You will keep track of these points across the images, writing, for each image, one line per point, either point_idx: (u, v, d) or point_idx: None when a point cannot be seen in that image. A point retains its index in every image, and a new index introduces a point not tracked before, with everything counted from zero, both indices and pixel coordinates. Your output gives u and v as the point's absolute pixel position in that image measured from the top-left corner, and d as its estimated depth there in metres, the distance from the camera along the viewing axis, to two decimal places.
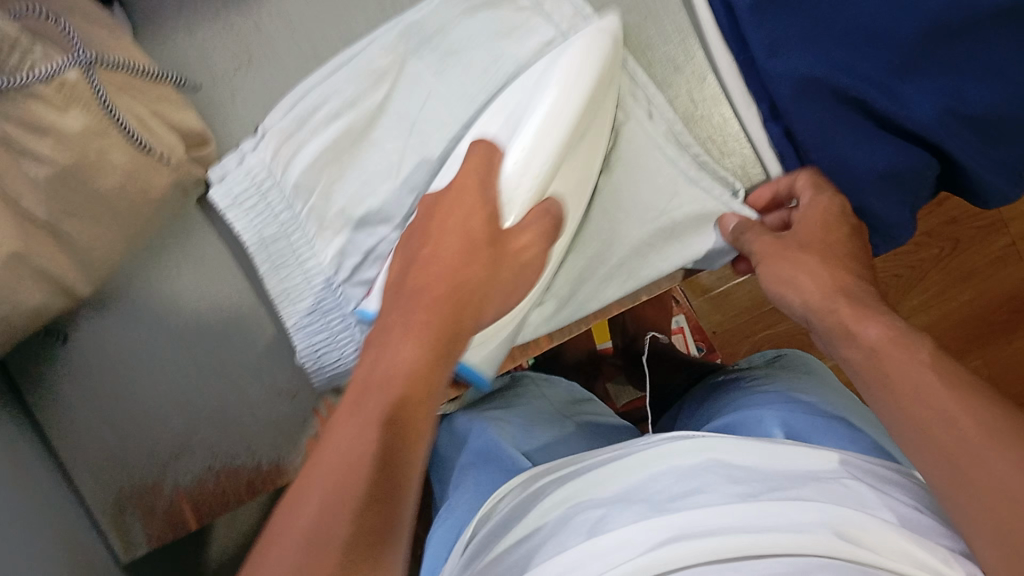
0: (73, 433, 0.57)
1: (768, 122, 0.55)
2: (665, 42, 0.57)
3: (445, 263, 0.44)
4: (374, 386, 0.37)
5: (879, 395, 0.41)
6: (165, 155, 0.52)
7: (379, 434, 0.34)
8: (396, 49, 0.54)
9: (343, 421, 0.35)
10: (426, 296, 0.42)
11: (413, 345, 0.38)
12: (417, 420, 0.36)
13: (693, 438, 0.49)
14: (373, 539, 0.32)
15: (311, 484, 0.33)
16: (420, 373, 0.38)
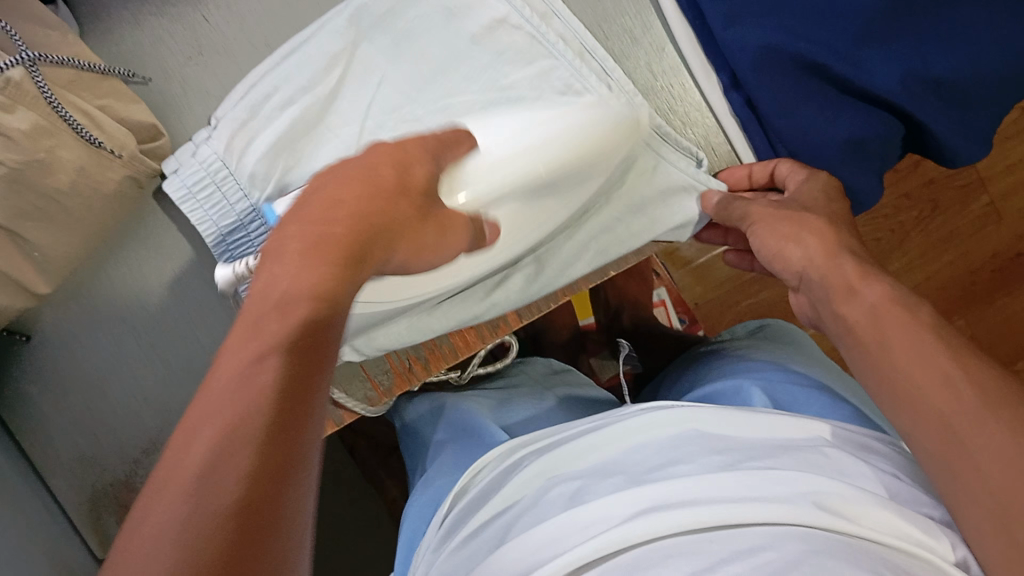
0: (43, 434, 0.56)
1: (729, 92, 0.54)
2: (621, 14, 0.55)
3: (355, 192, 0.36)
4: (269, 311, 0.30)
5: (867, 364, 0.39)
6: (117, 151, 0.51)
7: (281, 361, 0.28)
8: (347, 33, 0.53)
9: (237, 348, 0.28)
10: (334, 223, 0.35)
11: (313, 265, 0.32)
12: (319, 348, 0.29)
13: (673, 407, 0.47)
14: (278, 480, 0.25)
15: (199, 421, 0.26)
16: (320, 293, 0.31)
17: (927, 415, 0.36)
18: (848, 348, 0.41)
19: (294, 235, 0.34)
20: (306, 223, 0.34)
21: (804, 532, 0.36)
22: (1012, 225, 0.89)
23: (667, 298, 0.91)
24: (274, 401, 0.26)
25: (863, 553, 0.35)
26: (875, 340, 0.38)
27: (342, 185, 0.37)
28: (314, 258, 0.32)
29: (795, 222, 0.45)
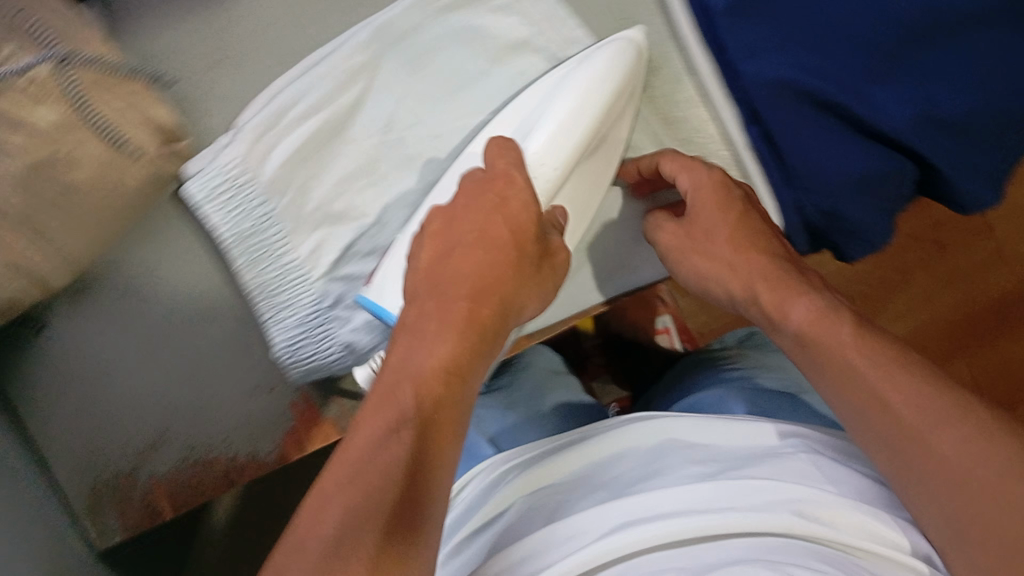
0: (49, 425, 0.58)
1: (748, 125, 0.55)
2: (643, 43, 0.56)
3: (476, 253, 0.44)
4: (405, 379, 0.37)
5: (816, 382, 0.42)
6: (139, 150, 0.51)
7: (411, 434, 0.35)
8: (370, 47, 0.54)
9: (372, 408, 0.36)
10: (464, 270, 0.43)
11: (447, 343, 0.39)
12: (447, 421, 0.37)
13: (654, 418, 0.48)
14: (410, 525, 0.32)
15: (342, 478, 0.33)
16: (452, 374, 0.38)
17: (892, 416, 0.38)
18: (825, 390, 0.41)
19: (433, 307, 0.41)
20: (443, 297, 0.42)
21: (773, 542, 0.37)
22: (1018, 269, 0.89)
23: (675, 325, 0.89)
24: (403, 470, 0.33)
25: (831, 562, 0.36)
26: (822, 354, 0.41)
27: (458, 262, 0.43)
28: (448, 336, 0.39)
29: (705, 254, 0.48)
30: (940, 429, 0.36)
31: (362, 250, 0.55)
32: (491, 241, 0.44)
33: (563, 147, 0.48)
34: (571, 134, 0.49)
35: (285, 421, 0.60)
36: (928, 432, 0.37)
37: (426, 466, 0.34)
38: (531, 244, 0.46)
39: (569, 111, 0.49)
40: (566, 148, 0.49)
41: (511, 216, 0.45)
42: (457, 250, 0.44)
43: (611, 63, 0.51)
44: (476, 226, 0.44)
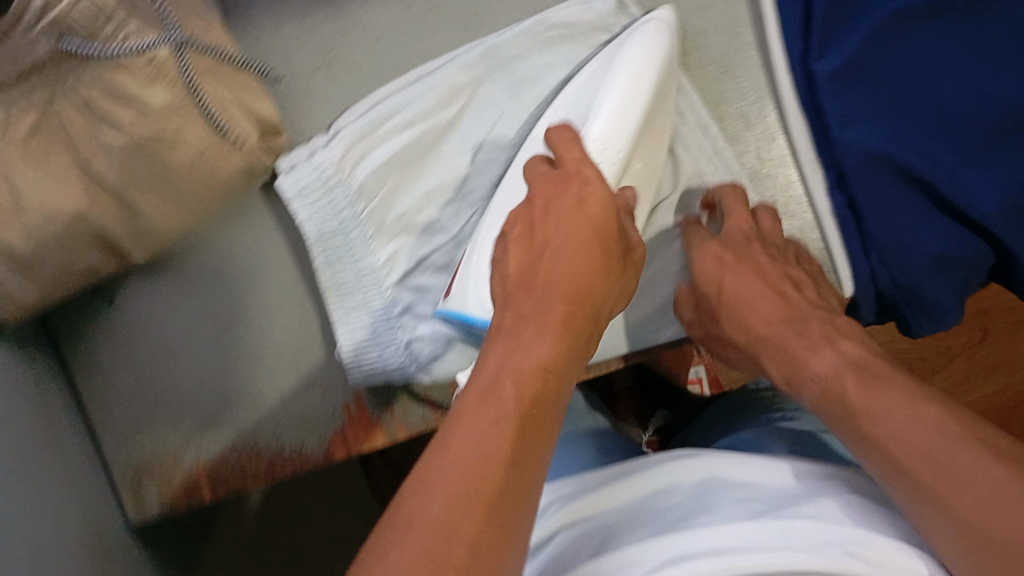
0: (106, 395, 0.59)
1: (834, 193, 0.54)
2: (741, 98, 0.57)
3: (572, 244, 0.41)
4: (505, 374, 0.36)
5: (850, 436, 0.42)
6: (238, 140, 0.53)
7: (510, 432, 0.34)
8: (473, 69, 0.56)
9: (473, 401, 0.35)
10: (558, 261, 0.41)
11: (547, 344, 0.37)
12: (541, 429, 0.35)
13: (697, 456, 0.49)
14: (502, 531, 0.32)
15: (438, 475, 0.32)
16: (551, 378, 0.37)
17: (908, 465, 0.38)
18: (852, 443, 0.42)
19: (535, 298, 0.39)
20: (536, 286, 0.40)
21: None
22: None
23: None
24: (501, 471, 0.33)
25: None
26: (862, 407, 0.41)
27: (553, 255, 0.41)
28: (548, 337, 0.38)
29: (729, 335, 0.51)
30: (963, 471, 0.36)
31: (435, 263, 0.56)
32: (592, 237, 0.41)
33: (629, 129, 0.47)
34: (629, 113, 0.48)
35: (335, 420, 0.60)
36: (949, 475, 0.36)
37: (521, 476, 0.33)
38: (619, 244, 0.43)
39: (620, 103, 0.48)
40: (629, 132, 0.47)
41: (597, 211, 0.42)
42: (555, 241, 0.41)
43: (642, 59, 0.50)
44: (569, 228, 0.42)
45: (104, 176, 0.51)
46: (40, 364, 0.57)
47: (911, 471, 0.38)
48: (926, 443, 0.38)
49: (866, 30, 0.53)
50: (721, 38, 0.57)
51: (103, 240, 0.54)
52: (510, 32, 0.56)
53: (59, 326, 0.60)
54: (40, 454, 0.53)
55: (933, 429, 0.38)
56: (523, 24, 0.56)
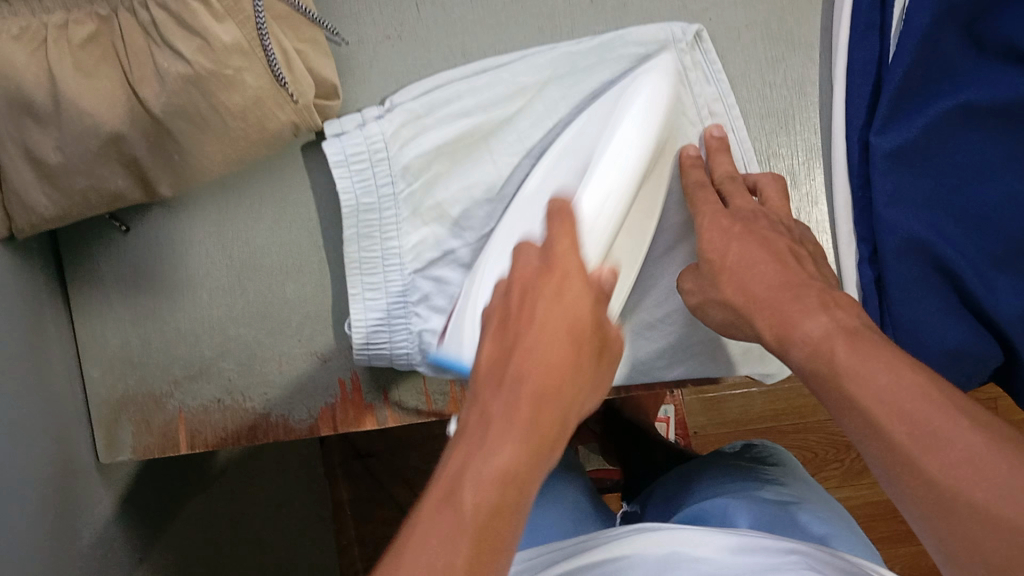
0: (99, 323, 0.58)
1: (864, 263, 0.55)
2: (792, 155, 0.57)
3: (545, 344, 0.38)
4: (465, 485, 0.34)
5: (843, 413, 0.39)
6: (295, 95, 0.52)
7: (464, 549, 0.32)
8: (543, 71, 0.55)
9: (432, 515, 0.33)
10: (535, 351, 0.38)
11: (515, 447, 0.35)
12: (502, 541, 0.34)
13: (652, 531, 0.52)
14: None
15: None
16: (516, 482, 0.34)
17: (880, 421, 0.37)
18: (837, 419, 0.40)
19: (506, 395, 0.37)
20: (510, 383, 0.37)
21: None
22: None
23: (673, 416, 1.01)
24: None
25: None
26: (841, 377, 0.39)
27: (532, 338, 0.38)
28: (514, 439, 0.35)
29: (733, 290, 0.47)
30: (944, 430, 0.35)
31: (459, 258, 0.56)
32: (562, 344, 0.38)
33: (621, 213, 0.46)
34: (625, 188, 0.47)
35: (328, 396, 0.59)
36: (922, 434, 0.35)
37: None
38: (591, 340, 0.40)
39: (613, 164, 0.47)
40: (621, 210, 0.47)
41: (567, 303, 0.39)
42: (530, 331, 0.39)
43: (654, 102, 0.50)
44: (543, 323, 0.39)
45: (147, 102, 0.50)
46: (39, 279, 0.56)
47: (886, 433, 0.37)
48: (901, 402, 0.36)
49: (929, 118, 0.53)
50: (783, 93, 0.57)
51: (135, 166, 0.53)
52: (585, 44, 0.55)
53: (64, 241, 0.57)
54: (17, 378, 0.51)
55: (911, 387, 0.37)
56: (599, 37, 0.55)
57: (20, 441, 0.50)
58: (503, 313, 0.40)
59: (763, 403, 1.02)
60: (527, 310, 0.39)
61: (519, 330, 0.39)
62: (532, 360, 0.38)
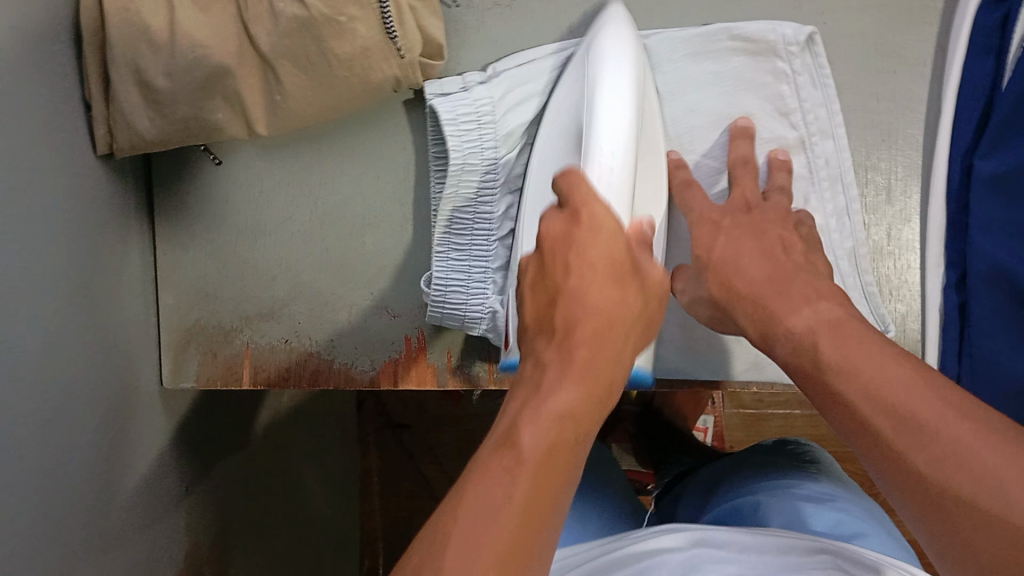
0: (179, 251, 0.60)
1: (950, 289, 0.55)
2: (890, 171, 0.56)
3: (594, 294, 0.38)
4: (525, 422, 0.35)
5: (842, 417, 0.39)
6: (402, 50, 0.53)
7: (524, 478, 0.33)
8: (649, 54, 0.55)
9: (491, 453, 0.34)
10: (589, 296, 0.38)
11: (571, 389, 0.36)
12: (563, 475, 0.34)
13: (682, 535, 0.51)
14: None
15: (447, 528, 0.32)
16: (572, 422, 0.35)
17: (870, 418, 0.37)
18: (841, 428, 0.39)
19: (558, 348, 0.37)
20: (563, 331, 0.38)
21: None
22: None
23: (710, 427, 1.01)
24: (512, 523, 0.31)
25: None
26: (846, 370, 0.39)
27: (582, 289, 0.39)
28: (568, 383, 0.36)
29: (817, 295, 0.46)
30: (928, 424, 0.34)
31: None
32: (605, 283, 0.39)
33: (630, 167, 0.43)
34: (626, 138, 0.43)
35: (393, 349, 0.59)
36: (915, 434, 0.35)
37: (541, 526, 0.32)
38: (635, 277, 0.40)
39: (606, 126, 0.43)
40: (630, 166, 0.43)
41: (607, 241, 0.40)
42: (573, 286, 0.39)
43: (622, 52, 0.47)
44: (587, 269, 0.39)
45: (258, 42, 0.51)
46: (129, 202, 0.57)
47: (876, 431, 0.36)
48: (889, 396, 0.36)
49: None
50: (888, 107, 0.56)
51: (237, 104, 0.53)
52: (689, 30, 0.55)
53: (156, 168, 0.59)
54: (93, 294, 0.53)
55: (900, 383, 0.37)
56: (705, 26, 0.55)
57: (87, 360, 0.51)
58: (540, 269, 0.41)
59: (805, 425, 1.00)
60: (577, 252, 0.40)
61: (564, 283, 0.39)
62: (581, 305, 0.38)
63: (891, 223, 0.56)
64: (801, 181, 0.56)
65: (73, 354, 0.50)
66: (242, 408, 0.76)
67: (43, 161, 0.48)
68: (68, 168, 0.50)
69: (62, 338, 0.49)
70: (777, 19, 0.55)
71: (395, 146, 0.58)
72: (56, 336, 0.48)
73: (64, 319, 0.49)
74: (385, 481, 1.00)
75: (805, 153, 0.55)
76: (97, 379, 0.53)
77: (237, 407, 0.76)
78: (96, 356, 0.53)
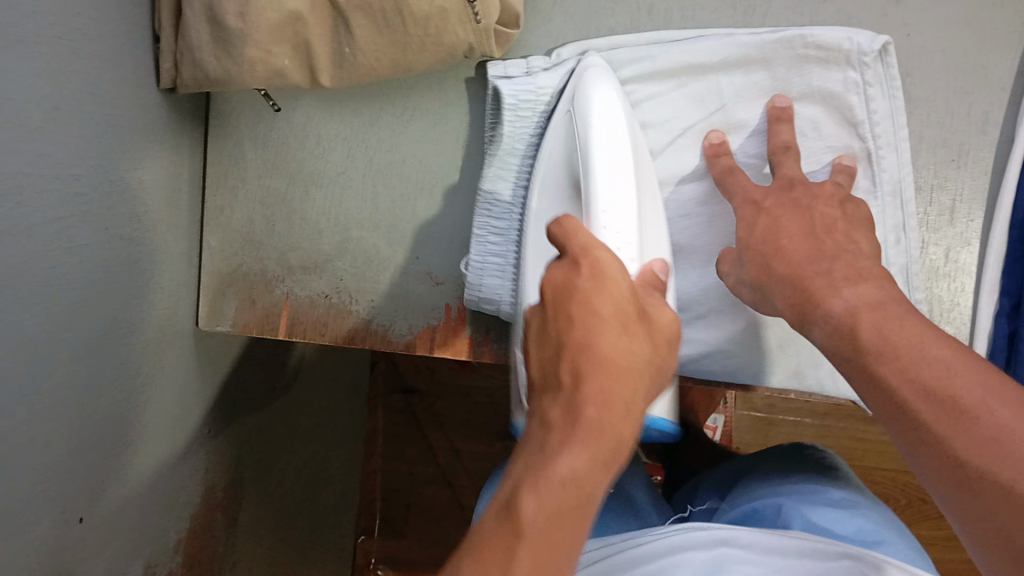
0: (228, 194, 0.60)
1: (1002, 316, 0.54)
2: (956, 192, 0.55)
3: (606, 341, 0.35)
4: (525, 495, 0.31)
5: (877, 401, 0.39)
6: (479, 16, 0.51)
7: (517, 566, 0.30)
8: (725, 53, 0.54)
9: (495, 529, 0.31)
10: (596, 350, 0.34)
11: (574, 453, 0.32)
12: (564, 550, 0.31)
13: (704, 533, 0.50)
14: None
15: None
16: (577, 495, 0.32)
17: (905, 399, 0.37)
18: (875, 403, 0.40)
19: (564, 405, 0.34)
20: (570, 383, 0.34)
21: None
22: None
23: (720, 425, 1.01)
24: None
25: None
26: (888, 351, 0.39)
27: (593, 335, 0.35)
28: (575, 447, 0.32)
29: None
30: (970, 405, 0.35)
31: None
32: (612, 329, 0.35)
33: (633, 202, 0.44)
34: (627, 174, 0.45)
35: (433, 316, 0.58)
36: (952, 414, 0.35)
37: None
38: (643, 323, 0.36)
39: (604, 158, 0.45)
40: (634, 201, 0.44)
41: (614, 289, 0.37)
42: (579, 334, 0.35)
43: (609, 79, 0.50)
44: (594, 317, 0.35)
45: None
46: (184, 141, 0.57)
47: (915, 414, 0.37)
48: (926, 378, 0.37)
49: None
50: (963, 126, 0.55)
51: (304, 50, 0.52)
52: (761, 36, 0.54)
53: (215, 110, 0.59)
54: (139, 227, 0.52)
55: (940, 367, 0.37)
56: (780, 32, 0.54)
57: (126, 293, 0.51)
58: (542, 321, 0.38)
59: (813, 434, 1.00)
60: (587, 296, 0.36)
61: (573, 329, 0.35)
62: (587, 353, 0.34)
63: (946, 244, 0.56)
64: (861, 192, 0.55)
65: (112, 286, 0.49)
66: (262, 360, 0.76)
67: (104, 89, 0.47)
68: (128, 96, 0.50)
69: (103, 265, 0.48)
70: (855, 28, 0.54)
71: (455, 114, 0.58)
72: (99, 265, 0.48)
73: (108, 248, 0.48)
74: (390, 444, 1.00)
75: (870, 166, 0.54)
76: (132, 313, 0.52)
77: (259, 358, 0.75)
78: (136, 290, 0.52)
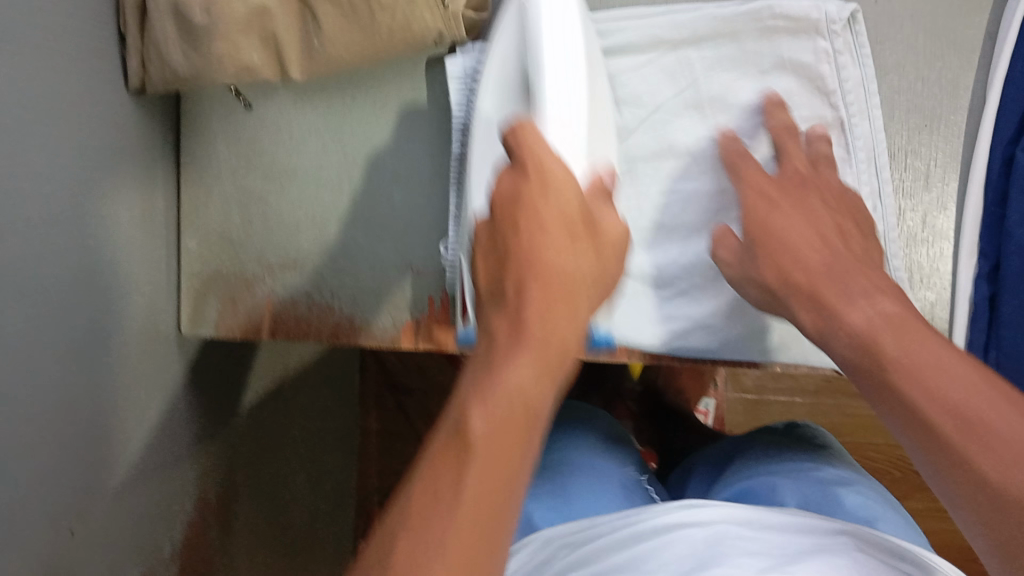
0: (203, 196, 0.59)
1: (981, 280, 0.55)
2: (931, 157, 0.56)
3: (548, 257, 0.38)
4: (473, 397, 0.34)
5: (873, 386, 0.40)
6: (446, 1, 0.51)
7: (470, 460, 0.32)
8: (686, 29, 0.55)
9: (445, 429, 0.34)
10: (540, 273, 0.38)
11: (522, 360, 0.35)
12: (518, 448, 0.33)
13: (697, 510, 0.50)
14: None
15: (396, 518, 0.32)
16: (524, 397, 0.34)
17: (902, 387, 0.38)
18: (866, 384, 0.41)
19: (510, 323, 0.37)
20: (515, 302, 0.37)
21: None
22: None
23: (712, 410, 1.00)
24: (454, 502, 0.31)
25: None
26: (881, 341, 0.40)
27: (539, 248, 0.39)
28: (523, 352, 0.35)
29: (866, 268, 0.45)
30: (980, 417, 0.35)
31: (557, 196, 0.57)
32: (558, 237, 0.39)
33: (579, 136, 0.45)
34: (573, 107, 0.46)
35: (415, 310, 0.57)
36: (947, 405, 0.36)
37: (492, 504, 0.32)
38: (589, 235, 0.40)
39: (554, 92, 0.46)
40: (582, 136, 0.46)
41: (557, 200, 0.40)
42: (524, 249, 0.39)
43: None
44: (537, 234, 0.39)
45: None
46: (156, 143, 0.57)
47: (909, 400, 0.38)
48: (921, 367, 0.38)
49: None
50: (935, 91, 0.55)
51: (271, 43, 0.51)
52: (732, 9, 0.54)
53: (186, 112, 0.59)
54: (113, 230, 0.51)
55: (935, 357, 0.38)
56: (750, 3, 0.54)
57: (103, 296, 0.50)
58: (490, 233, 0.41)
59: (806, 414, 1.00)
60: (531, 211, 0.40)
61: (517, 247, 0.39)
62: (534, 266, 0.38)
63: (923, 209, 0.56)
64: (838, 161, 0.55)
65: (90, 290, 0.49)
66: (246, 364, 0.76)
67: (70, 90, 0.46)
68: (95, 97, 0.49)
69: (79, 269, 0.47)
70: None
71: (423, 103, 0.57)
72: (72, 271, 0.47)
73: (82, 252, 0.48)
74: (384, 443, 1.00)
75: (844, 134, 0.55)
76: (112, 318, 0.51)
77: (243, 361, 0.75)
78: (113, 294, 0.52)
